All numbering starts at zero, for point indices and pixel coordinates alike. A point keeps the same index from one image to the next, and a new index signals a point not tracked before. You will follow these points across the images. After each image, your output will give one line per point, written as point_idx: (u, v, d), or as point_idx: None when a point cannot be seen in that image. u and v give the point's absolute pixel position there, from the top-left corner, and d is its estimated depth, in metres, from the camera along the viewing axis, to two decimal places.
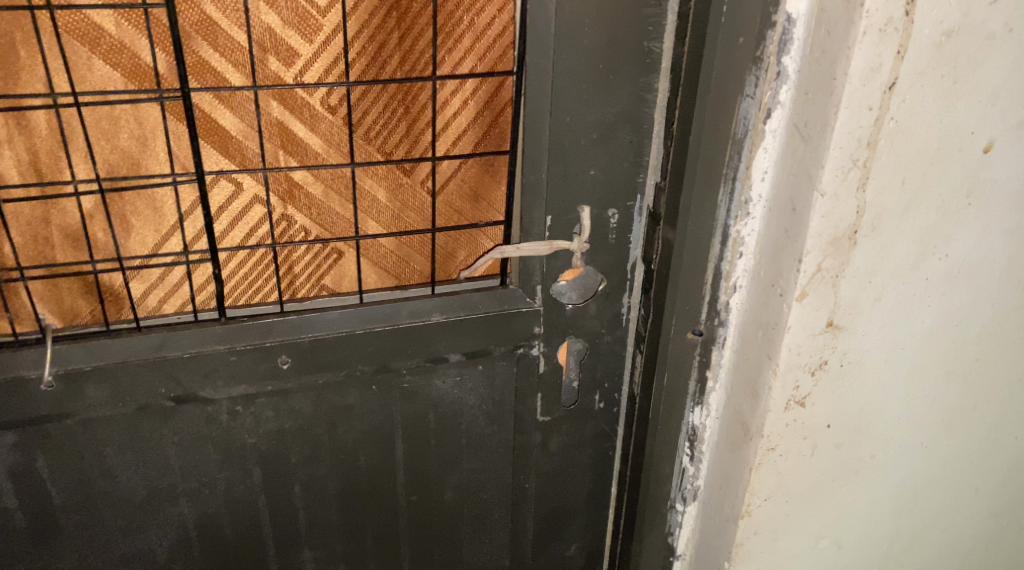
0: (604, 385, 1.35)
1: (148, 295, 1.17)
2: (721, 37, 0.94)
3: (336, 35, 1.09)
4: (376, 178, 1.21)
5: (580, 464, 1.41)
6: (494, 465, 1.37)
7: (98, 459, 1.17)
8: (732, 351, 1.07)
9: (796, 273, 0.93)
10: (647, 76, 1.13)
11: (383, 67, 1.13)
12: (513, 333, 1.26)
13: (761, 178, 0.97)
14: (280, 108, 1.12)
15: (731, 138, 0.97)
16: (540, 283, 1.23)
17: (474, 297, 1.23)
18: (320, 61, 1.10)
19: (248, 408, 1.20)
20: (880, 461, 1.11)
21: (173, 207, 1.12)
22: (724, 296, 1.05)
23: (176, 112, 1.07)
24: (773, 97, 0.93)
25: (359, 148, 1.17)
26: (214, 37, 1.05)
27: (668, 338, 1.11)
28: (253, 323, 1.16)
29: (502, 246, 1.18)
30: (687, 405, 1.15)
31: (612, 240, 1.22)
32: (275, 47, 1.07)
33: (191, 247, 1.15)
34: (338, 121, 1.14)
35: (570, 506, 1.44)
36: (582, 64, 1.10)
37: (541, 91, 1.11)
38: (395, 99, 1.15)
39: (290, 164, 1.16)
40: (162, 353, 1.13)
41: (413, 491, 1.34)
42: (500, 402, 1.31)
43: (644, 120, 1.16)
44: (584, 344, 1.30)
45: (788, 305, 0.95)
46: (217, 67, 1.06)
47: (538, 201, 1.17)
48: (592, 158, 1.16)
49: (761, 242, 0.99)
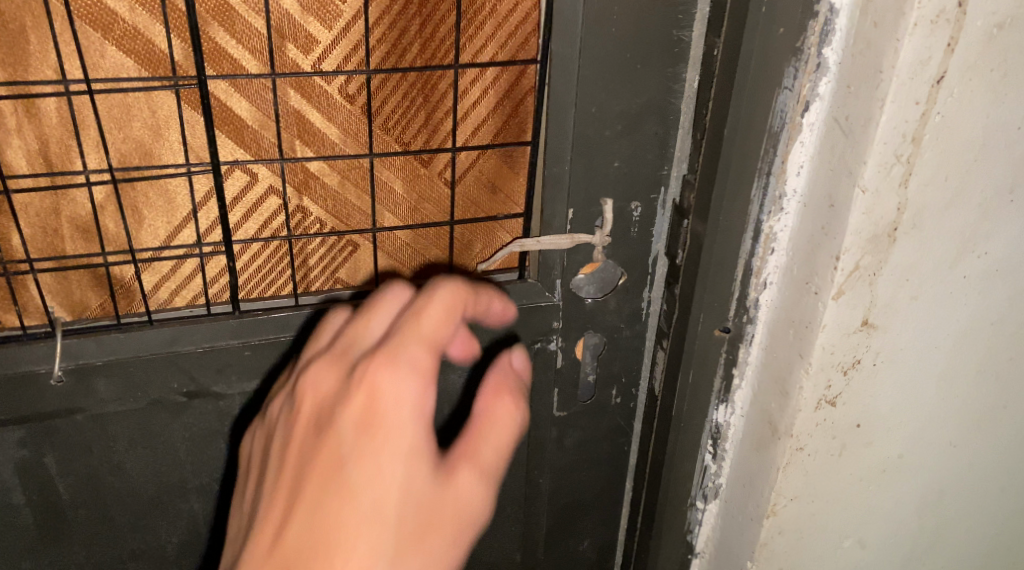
0: (621, 380, 1.36)
1: (159, 288, 1.13)
2: (763, 27, 0.90)
3: (356, 23, 1.05)
4: (393, 169, 1.16)
5: (594, 459, 1.43)
6: (509, 462, 1.39)
7: (107, 454, 1.15)
8: (761, 349, 1.04)
9: (833, 271, 0.91)
10: (675, 66, 1.10)
11: (402, 54, 1.09)
12: (532, 327, 1.26)
13: (796, 173, 0.94)
14: (297, 98, 1.08)
15: (767, 132, 0.94)
16: (560, 277, 1.23)
17: (492, 291, 1.23)
18: (339, 48, 1.06)
19: (261, 403, 1.18)
20: (907, 460, 1.09)
21: (187, 197, 1.08)
22: (753, 293, 1.02)
23: (192, 101, 1.03)
24: (811, 90, 0.89)
25: (378, 140, 1.14)
26: (231, 23, 1.01)
27: (694, 337, 1.08)
28: (268, 317, 1.13)
29: (521, 239, 1.20)
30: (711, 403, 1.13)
31: (634, 234, 1.22)
32: (293, 33, 1.03)
33: (203, 239, 1.11)
34: (358, 111, 1.10)
35: (582, 501, 1.47)
36: (608, 51, 1.07)
37: (567, 81, 1.09)
38: (415, 88, 1.11)
39: (307, 155, 1.12)
40: (175, 347, 1.11)
41: None
42: (517, 398, 1.33)
43: (671, 112, 1.14)
44: (601, 338, 1.31)
45: (824, 304, 0.93)
46: (233, 54, 1.02)
47: (560, 195, 1.16)
48: (616, 150, 1.14)
49: (795, 239, 0.96)
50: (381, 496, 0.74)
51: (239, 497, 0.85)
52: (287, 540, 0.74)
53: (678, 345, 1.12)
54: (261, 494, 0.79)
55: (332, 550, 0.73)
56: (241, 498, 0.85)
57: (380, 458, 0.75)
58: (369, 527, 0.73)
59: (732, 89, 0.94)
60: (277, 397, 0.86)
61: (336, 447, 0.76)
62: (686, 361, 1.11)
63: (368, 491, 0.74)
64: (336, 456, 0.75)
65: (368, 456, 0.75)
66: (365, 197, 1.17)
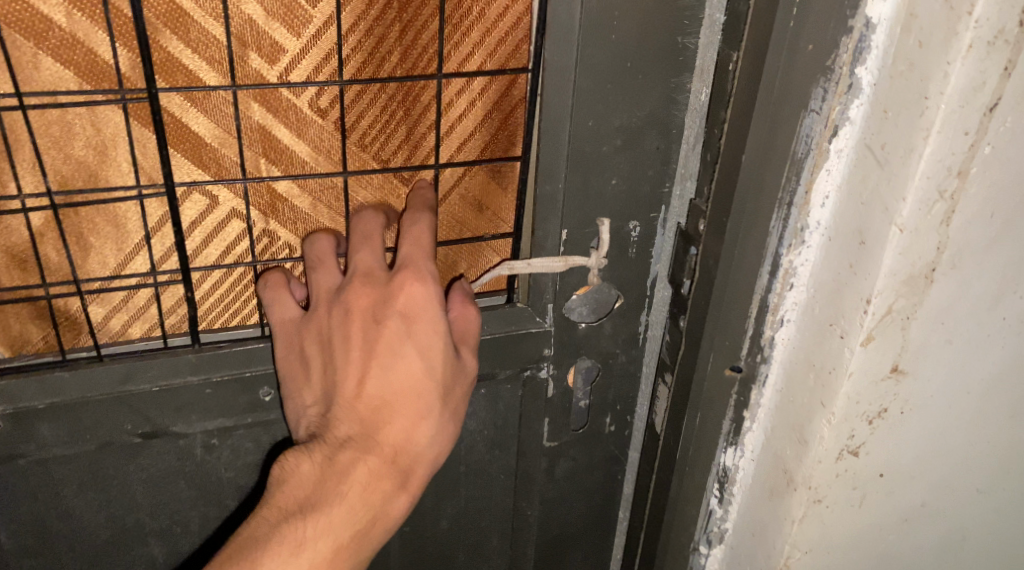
0: (616, 407, 1.27)
1: (110, 319, 1.02)
2: (790, 40, 0.81)
3: (328, 29, 0.94)
4: (370, 186, 1.05)
5: (587, 489, 1.35)
6: (495, 493, 1.31)
7: (54, 501, 1.05)
8: (774, 392, 0.95)
9: (862, 315, 0.81)
10: (681, 76, 1.01)
11: (382, 63, 0.98)
12: (522, 355, 1.17)
13: (821, 204, 0.85)
14: (263, 113, 0.96)
15: (789, 158, 0.85)
16: (552, 302, 1.14)
17: (479, 318, 1.14)
18: (310, 58, 0.95)
19: (224, 440, 1.09)
20: (932, 508, 1.00)
21: (139, 221, 0.97)
22: (769, 330, 0.93)
23: (141, 118, 0.92)
24: (841, 113, 0.80)
25: (353, 157, 1.02)
26: (186, 31, 0.89)
27: (702, 374, 1.00)
28: (233, 351, 1.03)
29: (511, 261, 1.09)
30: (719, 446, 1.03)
31: (632, 254, 1.13)
32: (258, 41, 0.92)
33: (158, 267, 1.00)
34: (331, 125, 0.99)
35: (575, 529, 1.38)
36: (609, 62, 0.98)
37: (561, 93, 0.99)
38: (395, 100, 1.00)
39: (274, 175, 1.00)
40: (129, 386, 1.00)
41: (406, 521, 1.28)
42: (504, 427, 1.25)
43: (673, 125, 1.04)
44: (595, 362, 1.22)
45: (851, 350, 0.83)
46: (189, 65, 0.91)
47: (553, 213, 1.07)
48: (614, 166, 1.05)
49: (817, 275, 0.87)
50: (432, 365, 0.97)
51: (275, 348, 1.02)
52: (368, 393, 0.96)
53: (683, 380, 1.03)
54: (330, 363, 0.98)
55: (404, 396, 0.96)
56: (294, 383, 1.01)
57: (427, 333, 0.97)
58: (425, 382, 0.97)
59: (752, 109, 0.85)
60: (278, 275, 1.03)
61: (392, 329, 0.97)
62: (695, 400, 1.02)
63: (419, 357, 0.97)
64: (394, 334, 0.97)
65: (419, 334, 0.97)
66: (339, 219, 1.06)
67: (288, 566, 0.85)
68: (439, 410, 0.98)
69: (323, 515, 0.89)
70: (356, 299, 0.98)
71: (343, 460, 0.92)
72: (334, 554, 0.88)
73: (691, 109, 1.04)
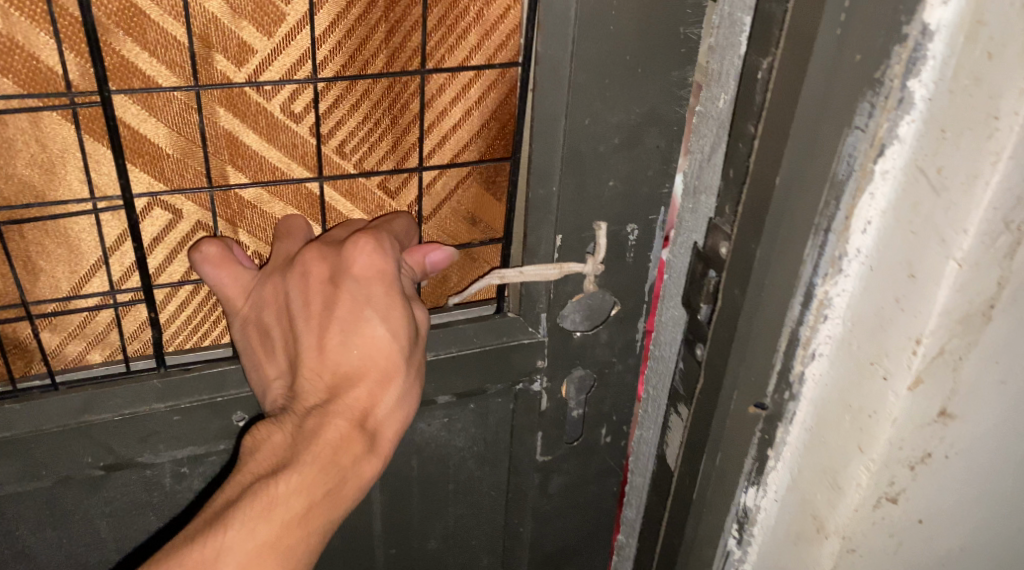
0: (612, 418, 1.21)
1: (65, 345, 0.94)
2: (835, 52, 0.73)
3: (302, 30, 0.87)
4: (353, 199, 0.99)
5: (581, 504, 1.29)
6: (485, 510, 1.25)
7: (9, 539, 0.98)
8: (804, 430, 0.88)
9: (910, 355, 0.74)
10: (682, 69, 0.95)
11: (365, 65, 0.91)
12: (513, 368, 1.11)
13: (863, 230, 0.78)
14: (231, 119, 0.88)
15: (827, 181, 0.78)
16: (545, 311, 1.08)
17: (469, 330, 1.08)
18: (282, 58, 0.87)
19: (195, 469, 1.02)
20: (969, 552, 0.94)
21: (96, 238, 0.88)
22: (798, 365, 0.86)
23: (92, 128, 0.82)
24: (889, 131, 0.73)
25: (331, 165, 0.95)
26: (142, 31, 0.81)
27: (724, 412, 0.93)
28: (202, 375, 0.96)
29: (501, 269, 1.03)
30: (739, 487, 0.96)
31: (630, 259, 1.06)
32: (223, 40, 0.84)
33: (118, 287, 0.92)
34: (305, 130, 0.92)
35: (569, 547, 1.32)
36: (605, 55, 0.91)
37: (555, 89, 0.93)
38: (379, 106, 0.94)
39: (242, 182, 0.92)
40: (88, 416, 0.92)
41: (392, 544, 1.22)
42: (493, 442, 1.19)
43: (673, 121, 0.98)
44: (590, 371, 1.15)
45: (895, 394, 0.76)
46: (147, 68, 0.82)
47: (547, 219, 1.01)
48: (612, 167, 0.99)
49: (856, 307, 0.80)
50: (395, 328, 0.90)
51: (234, 321, 0.96)
52: (331, 359, 0.90)
53: (703, 412, 0.96)
54: (291, 332, 0.92)
55: (368, 361, 0.89)
56: (256, 358, 0.95)
57: (388, 297, 0.90)
58: (390, 344, 0.90)
59: (789, 132, 0.77)
60: (238, 244, 0.95)
61: (350, 294, 0.90)
62: (712, 438, 0.96)
63: (382, 321, 0.89)
64: (354, 299, 0.90)
65: (380, 297, 0.90)
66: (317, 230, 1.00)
67: (259, 522, 0.80)
68: (405, 373, 0.91)
69: (295, 472, 0.83)
70: (310, 264, 0.92)
71: (310, 425, 0.86)
72: (306, 513, 0.83)
73: (702, 117, 0.94)
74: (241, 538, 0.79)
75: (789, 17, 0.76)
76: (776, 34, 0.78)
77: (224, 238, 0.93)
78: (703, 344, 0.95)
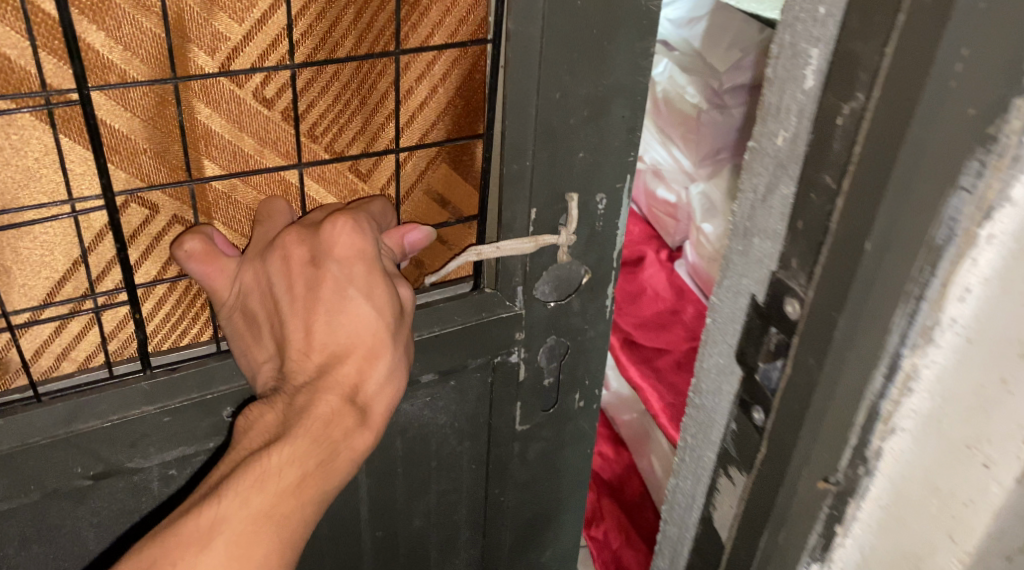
0: (585, 383, 1.26)
1: (39, 355, 0.90)
2: (945, 101, 0.51)
3: (276, 12, 0.85)
4: (325, 182, 0.99)
5: (558, 467, 1.34)
6: (465, 483, 1.29)
7: None
8: (879, 507, 0.65)
9: (1000, 447, 0.57)
10: (644, 41, 0.99)
11: (335, 49, 0.90)
12: (493, 342, 1.14)
13: (961, 297, 0.57)
14: (205, 109, 0.87)
15: (924, 240, 0.55)
16: (522, 284, 1.11)
17: (449, 308, 1.09)
18: (255, 44, 0.86)
19: (183, 469, 1.00)
20: None
21: (74, 240, 0.85)
22: (875, 440, 0.63)
23: (70, 127, 0.80)
24: (1001, 192, 0.53)
25: (304, 151, 0.95)
26: (114, 24, 0.78)
27: (788, 492, 0.66)
28: (189, 373, 0.95)
29: (478, 245, 1.05)
30: (797, 567, 0.70)
31: (599, 228, 1.11)
32: (195, 28, 0.82)
33: (96, 287, 0.89)
34: (277, 115, 0.91)
35: (541, 510, 1.38)
36: (573, 28, 0.94)
37: (526, 63, 0.95)
38: (351, 88, 0.93)
39: (216, 170, 0.91)
40: (75, 426, 0.90)
41: (378, 526, 1.25)
42: (474, 417, 1.22)
43: (638, 91, 1.02)
44: (566, 339, 1.20)
45: (985, 490, 0.59)
46: (121, 61, 0.80)
47: (522, 193, 1.03)
48: (582, 139, 1.03)
49: (951, 384, 0.59)
50: (381, 305, 0.90)
51: (220, 311, 0.96)
52: (318, 340, 0.89)
53: (760, 496, 0.69)
54: (276, 316, 0.91)
55: (356, 339, 0.89)
56: (245, 345, 0.95)
57: (371, 276, 0.91)
58: (375, 322, 0.90)
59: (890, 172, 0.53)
60: (222, 234, 0.94)
61: (333, 274, 0.90)
62: (773, 518, 0.68)
63: (367, 299, 0.90)
64: (337, 279, 0.90)
65: (363, 276, 0.90)
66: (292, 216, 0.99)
67: (253, 495, 0.79)
68: (392, 349, 0.91)
69: (286, 444, 0.82)
70: (291, 248, 0.91)
71: (302, 400, 0.86)
72: (300, 484, 0.81)
73: (754, 153, 0.66)
74: (236, 505, 0.78)
75: (885, 58, 0.52)
76: (862, 78, 0.54)
77: (207, 228, 0.92)
78: (766, 408, 0.68)
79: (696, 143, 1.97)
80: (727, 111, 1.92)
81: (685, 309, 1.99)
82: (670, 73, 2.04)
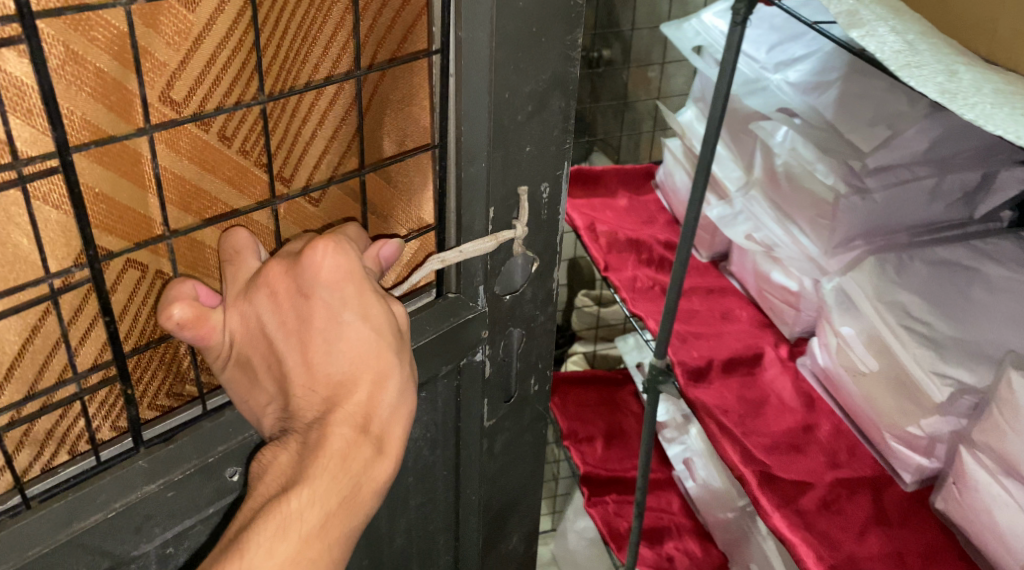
0: (538, 367, 1.24)
1: (18, 454, 0.81)
2: None
3: (213, 28, 0.77)
4: (284, 216, 0.92)
5: (520, 452, 1.31)
6: (438, 492, 1.22)
7: None
8: None
9: None
10: (574, 32, 0.96)
11: (292, 76, 0.84)
12: (462, 345, 1.09)
13: None
14: (172, 156, 0.79)
15: None
16: (483, 284, 1.07)
17: (417, 320, 1.04)
18: (216, 79, 0.79)
19: (181, 545, 0.93)
20: None
21: (52, 319, 0.77)
22: None
23: (46, 202, 0.73)
24: None
25: (258, 183, 0.87)
26: (78, 78, 0.70)
27: None
28: (186, 441, 0.90)
29: (439, 252, 0.98)
30: None
31: (545, 216, 1.08)
32: (157, 70, 0.75)
33: (82, 366, 0.81)
34: (231, 148, 0.83)
35: (507, 503, 1.35)
36: (518, 27, 0.90)
37: (477, 69, 0.91)
38: (303, 112, 0.87)
39: (185, 219, 0.83)
40: (77, 524, 0.82)
41: (364, 554, 1.16)
42: (442, 424, 1.16)
43: (571, 82, 0.99)
44: (522, 330, 1.17)
45: None
46: (94, 117, 0.73)
47: (478, 196, 1.00)
48: (529, 133, 0.99)
49: None
50: (379, 324, 0.82)
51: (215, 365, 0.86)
52: (323, 372, 0.81)
53: None
54: (271, 354, 0.82)
55: (360, 363, 0.81)
56: (241, 392, 0.86)
57: (363, 295, 0.82)
58: (377, 341, 0.81)
59: None
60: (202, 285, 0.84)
61: (323, 300, 0.81)
62: None
63: (364, 320, 0.81)
64: (328, 304, 0.81)
65: (355, 296, 0.81)
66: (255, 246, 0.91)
67: (279, 546, 0.73)
68: (399, 366, 0.82)
69: (305, 487, 0.75)
70: (274, 280, 0.82)
71: (315, 435, 0.78)
72: (324, 526, 0.75)
73: None
74: (262, 560, 0.72)
75: None
76: None
77: (187, 284, 0.82)
78: None
79: (829, 230, 1.31)
80: (869, 196, 1.26)
81: (819, 424, 1.32)
82: (793, 144, 1.36)
